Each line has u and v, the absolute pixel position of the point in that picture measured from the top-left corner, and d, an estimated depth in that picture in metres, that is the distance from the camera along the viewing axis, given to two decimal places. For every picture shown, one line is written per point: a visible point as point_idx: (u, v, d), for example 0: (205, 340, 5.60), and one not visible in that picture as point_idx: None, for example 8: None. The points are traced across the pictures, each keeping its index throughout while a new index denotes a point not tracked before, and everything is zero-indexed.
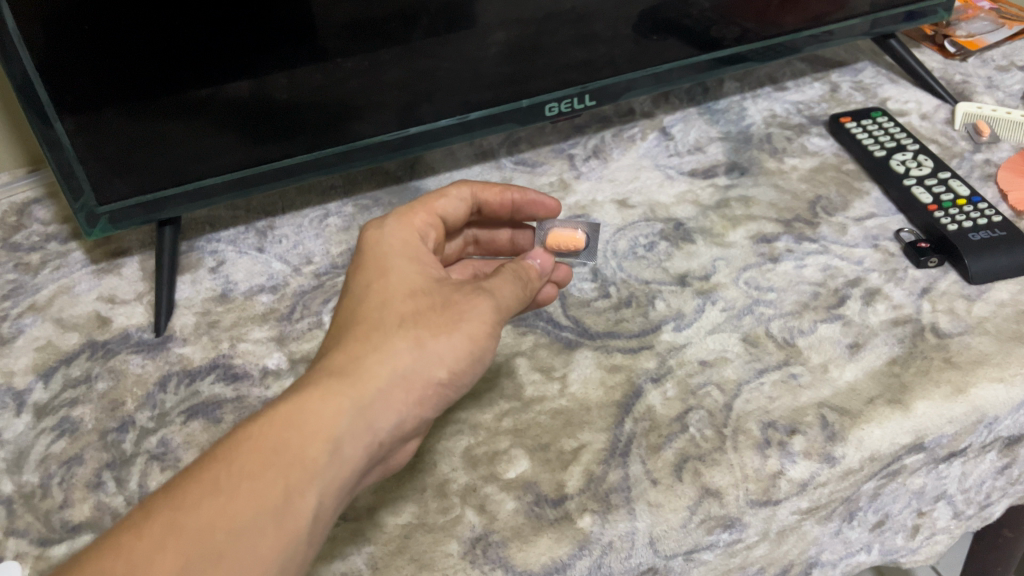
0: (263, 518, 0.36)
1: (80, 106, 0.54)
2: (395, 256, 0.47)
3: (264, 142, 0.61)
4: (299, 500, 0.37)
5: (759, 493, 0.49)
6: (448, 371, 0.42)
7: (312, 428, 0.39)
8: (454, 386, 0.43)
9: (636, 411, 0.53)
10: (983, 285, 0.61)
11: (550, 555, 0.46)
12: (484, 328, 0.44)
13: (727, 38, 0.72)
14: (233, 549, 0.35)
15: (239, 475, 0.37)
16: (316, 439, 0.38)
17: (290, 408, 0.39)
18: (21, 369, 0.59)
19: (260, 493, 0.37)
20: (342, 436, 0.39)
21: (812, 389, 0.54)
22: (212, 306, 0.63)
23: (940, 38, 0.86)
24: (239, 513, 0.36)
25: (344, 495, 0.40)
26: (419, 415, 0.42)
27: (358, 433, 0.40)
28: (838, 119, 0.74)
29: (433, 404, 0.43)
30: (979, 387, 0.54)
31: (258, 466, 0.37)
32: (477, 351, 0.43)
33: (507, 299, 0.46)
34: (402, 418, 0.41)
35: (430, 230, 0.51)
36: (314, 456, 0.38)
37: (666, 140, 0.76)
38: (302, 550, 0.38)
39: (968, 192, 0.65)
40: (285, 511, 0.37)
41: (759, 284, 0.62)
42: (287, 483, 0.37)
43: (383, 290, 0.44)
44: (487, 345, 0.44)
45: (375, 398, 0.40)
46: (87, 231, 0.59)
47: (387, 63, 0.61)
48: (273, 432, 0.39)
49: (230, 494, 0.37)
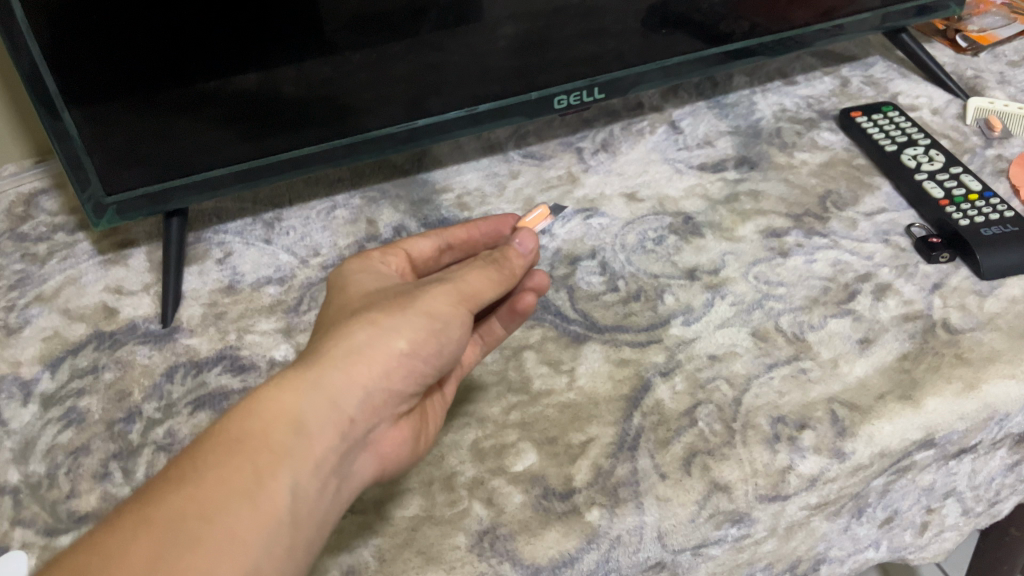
0: (236, 502, 0.35)
1: (88, 98, 0.54)
2: (353, 272, 0.48)
3: (272, 134, 0.61)
4: (270, 482, 0.36)
5: (768, 489, 0.49)
6: (410, 341, 0.41)
7: (275, 412, 0.38)
8: (422, 360, 0.42)
9: (644, 405, 0.53)
10: (994, 282, 0.60)
11: (558, 548, 0.46)
12: (443, 304, 0.43)
13: (737, 32, 0.71)
14: (208, 535, 0.34)
15: (206, 465, 0.36)
16: (280, 422, 0.38)
17: (251, 399, 0.39)
18: (28, 359, 0.59)
19: (228, 478, 0.36)
20: (307, 415, 0.38)
21: (821, 385, 0.53)
22: (219, 297, 0.63)
23: (952, 32, 0.85)
24: (209, 499, 0.35)
25: (324, 480, 0.38)
26: (390, 391, 0.41)
27: (323, 411, 0.39)
28: (849, 114, 0.74)
29: (404, 380, 0.41)
30: (990, 383, 0.53)
31: (223, 454, 0.36)
32: (439, 323, 0.42)
33: (470, 281, 0.45)
34: (370, 393, 0.40)
35: (392, 258, 0.51)
36: (279, 437, 0.37)
37: (674, 134, 0.76)
38: (283, 534, 0.36)
39: (980, 187, 0.64)
40: (257, 494, 0.36)
41: (768, 279, 0.61)
42: (255, 468, 0.36)
43: (342, 299, 0.45)
44: (448, 318, 0.43)
45: (337, 377, 0.39)
46: (94, 222, 0.59)
47: (396, 56, 0.61)
48: (237, 423, 0.38)
49: (197, 483, 0.35)
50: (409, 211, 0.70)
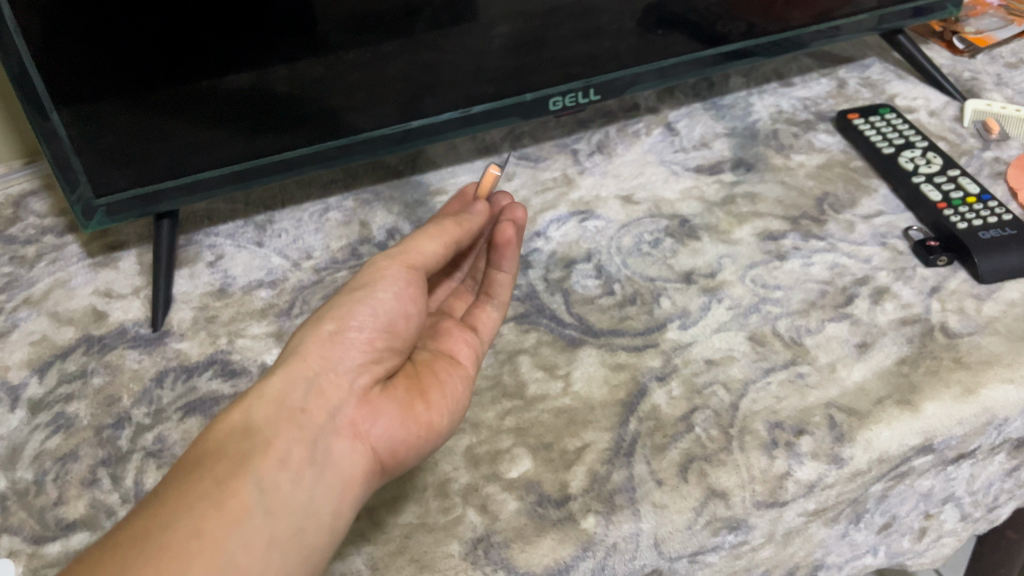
0: (198, 505, 0.37)
1: (78, 98, 0.53)
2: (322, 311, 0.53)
3: (264, 134, 0.60)
4: (230, 483, 0.38)
5: (765, 495, 0.49)
6: (337, 320, 0.44)
7: (228, 426, 0.40)
8: (358, 330, 0.44)
9: (640, 410, 0.52)
10: (993, 285, 0.60)
11: (553, 556, 0.45)
12: (367, 276, 0.46)
13: (733, 33, 0.71)
14: (172, 541, 0.35)
15: (169, 484, 0.38)
16: (234, 432, 0.40)
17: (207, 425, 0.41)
18: (15, 363, 0.58)
19: (189, 487, 0.37)
20: (259, 419, 0.41)
21: (819, 389, 0.53)
22: (210, 301, 0.62)
23: (949, 34, 0.85)
24: (171, 509, 0.36)
25: (294, 469, 0.39)
26: (338, 370, 0.43)
27: (274, 410, 0.41)
28: (846, 115, 0.74)
29: (349, 355, 0.43)
30: (989, 388, 0.53)
31: (184, 471, 0.38)
32: (365, 293, 0.45)
33: (396, 250, 0.48)
34: (318, 379, 0.42)
35: None
36: (234, 443, 0.39)
37: (671, 136, 0.76)
38: (255, 527, 0.37)
39: (977, 190, 0.64)
40: (218, 495, 0.37)
41: (765, 282, 0.61)
42: (214, 473, 0.38)
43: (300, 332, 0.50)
44: (374, 284, 0.45)
45: (281, 377, 0.42)
46: (84, 224, 0.58)
47: (390, 55, 0.60)
48: (197, 446, 0.40)
49: (160, 500, 0.37)
50: (403, 214, 0.69)
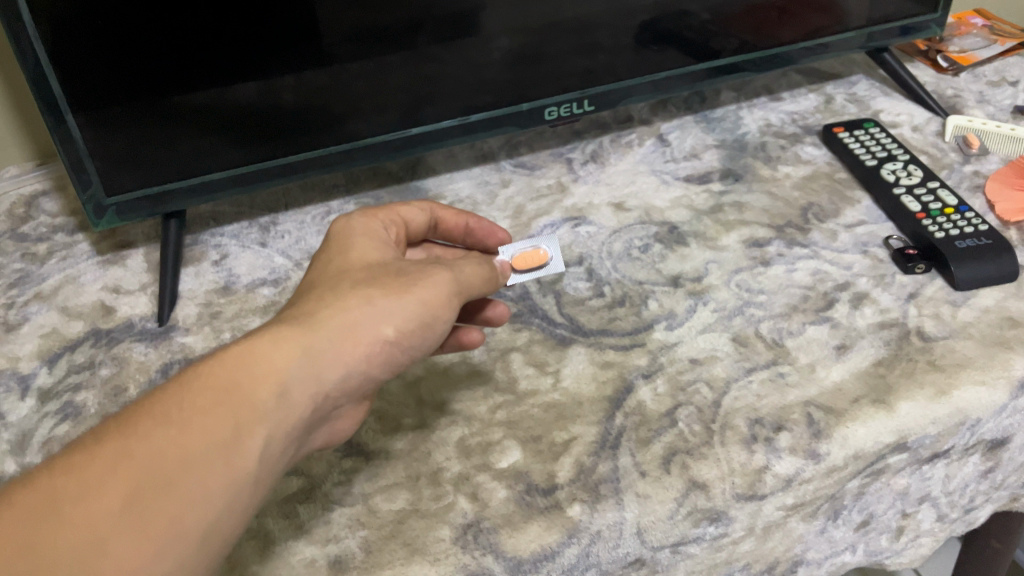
0: (212, 455, 0.37)
1: (92, 103, 0.56)
2: (358, 235, 0.48)
3: (270, 140, 0.62)
4: (245, 440, 0.38)
5: (745, 487, 0.50)
6: (398, 329, 0.42)
7: (263, 371, 0.39)
8: (403, 348, 0.43)
9: (626, 406, 0.54)
10: (968, 292, 0.62)
11: (539, 542, 0.47)
12: (438, 296, 0.45)
13: (725, 49, 0.74)
14: (183, 482, 0.36)
15: (192, 409, 0.38)
16: (266, 381, 0.39)
17: (241, 353, 0.40)
18: (26, 354, 0.61)
19: (210, 428, 0.37)
20: (291, 382, 0.40)
21: (799, 388, 0.55)
22: (215, 297, 0.64)
23: (933, 53, 0.88)
24: (190, 446, 0.36)
25: (290, 443, 0.40)
26: (369, 374, 0.43)
27: (307, 380, 0.40)
28: (832, 129, 0.76)
29: (384, 364, 0.43)
30: (961, 389, 0.55)
31: (209, 403, 0.38)
32: (430, 317, 0.44)
33: (468, 275, 0.48)
34: (351, 372, 0.42)
35: (391, 227, 0.53)
36: (263, 399, 0.39)
37: (662, 147, 0.78)
38: (247, 493, 0.38)
39: (956, 201, 0.66)
40: (231, 446, 0.37)
41: (750, 286, 0.63)
42: (235, 425, 0.38)
43: (342, 264, 0.46)
44: (441, 312, 0.44)
45: (325, 349, 0.41)
46: (95, 222, 0.61)
47: (392, 66, 0.63)
48: (225, 373, 0.39)
49: (180, 427, 0.37)
50: None
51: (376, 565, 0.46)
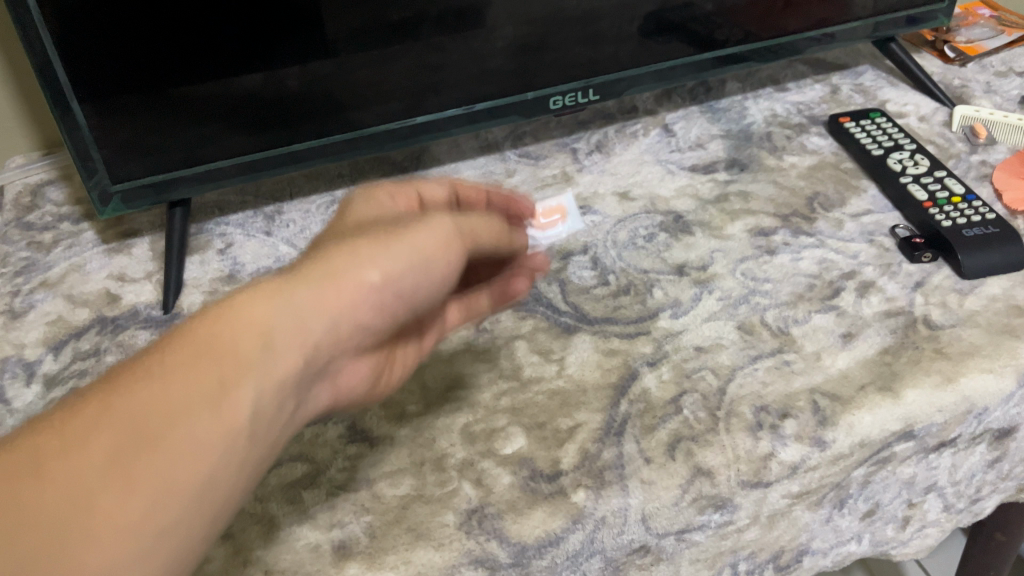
0: (197, 409, 0.34)
1: (98, 92, 0.56)
2: (359, 204, 0.47)
3: (276, 127, 0.62)
4: (234, 388, 0.35)
5: (750, 474, 0.50)
6: (385, 272, 0.40)
7: (247, 320, 0.36)
8: (395, 294, 0.41)
9: (631, 393, 0.54)
10: (975, 281, 0.62)
11: (544, 528, 0.47)
12: (433, 241, 0.42)
13: (731, 39, 0.73)
14: (170, 436, 0.33)
15: (174, 364, 0.35)
16: (251, 330, 0.36)
17: (225, 304, 0.37)
18: (32, 341, 0.61)
19: (192, 381, 0.35)
20: (278, 329, 0.37)
21: (804, 376, 0.55)
22: (220, 285, 0.64)
23: (940, 43, 0.88)
24: (172, 400, 0.34)
25: (284, 397, 0.38)
26: (360, 323, 0.40)
27: (294, 328, 0.37)
28: (838, 119, 0.76)
29: (377, 311, 0.41)
30: (968, 377, 0.55)
31: (190, 355, 0.35)
32: (423, 259, 0.42)
33: (471, 221, 0.46)
34: (340, 322, 0.39)
35: (404, 198, 0.50)
36: (248, 348, 0.36)
37: (667, 137, 0.78)
38: (239, 446, 0.35)
39: (963, 190, 0.66)
40: (219, 398, 0.35)
41: (755, 275, 0.63)
42: (218, 376, 0.35)
43: (337, 229, 0.45)
44: (433, 257, 0.42)
45: (309, 297, 0.38)
46: (100, 209, 0.61)
47: (398, 56, 0.63)
48: (207, 326, 0.36)
49: (163, 380, 0.34)
50: None
51: (381, 550, 0.46)
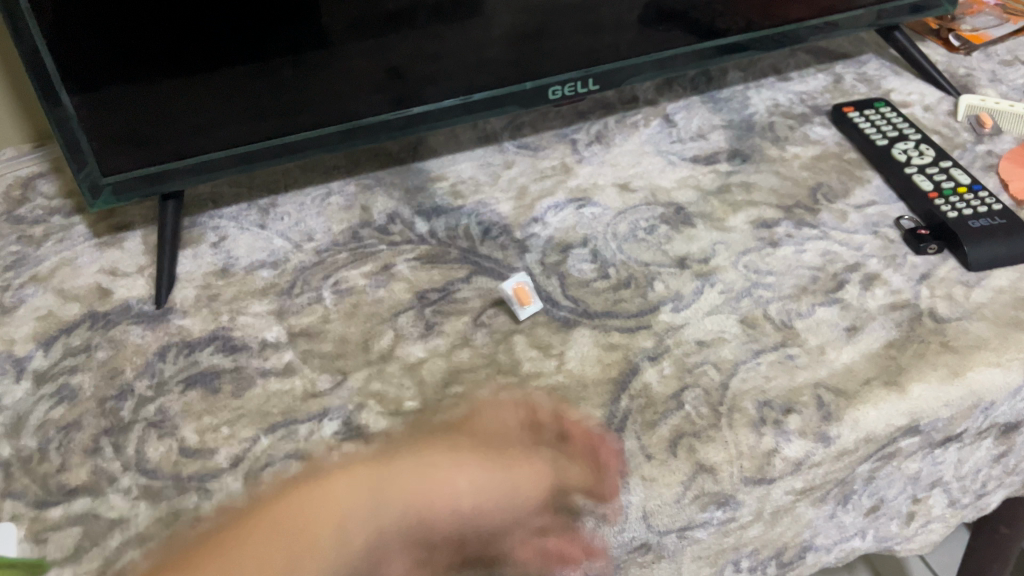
0: (283, 560, 0.40)
1: (87, 83, 0.55)
2: (486, 413, 0.51)
3: (270, 118, 0.61)
4: (310, 553, 0.41)
5: (753, 471, 0.49)
6: (471, 483, 0.45)
7: (328, 513, 0.43)
8: (473, 514, 0.45)
9: (632, 388, 0.53)
10: (982, 273, 0.61)
11: (543, 526, 0.46)
12: (523, 470, 0.47)
13: (732, 28, 0.72)
14: None
15: (267, 536, 0.42)
16: (332, 524, 0.42)
17: (328, 484, 0.45)
18: (21, 337, 0.60)
19: (275, 544, 0.41)
20: (352, 521, 0.43)
21: (808, 370, 0.54)
22: (213, 280, 0.63)
23: (944, 32, 0.86)
24: (266, 558, 0.41)
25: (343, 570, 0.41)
26: (429, 525, 0.44)
27: (371, 532, 0.42)
28: (841, 109, 0.75)
29: (452, 522, 0.44)
30: (975, 371, 0.54)
31: (278, 534, 0.42)
32: (509, 484, 0.46)
33: (567, 475, 0.47)
34: (410, 516, 0.43)
35: (515, 414, 0.51)
36: (326, 541, 0.41)
37: (668, 127, 0.77)
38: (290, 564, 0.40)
39: (969, 180, 0.65)
40: (289, 561, 0.40)
41: (757, 268, 0.62)
42: (297, 551, 0.41)
43: (424, 427, 0.51)
44: (522, 484, 0.46)
45: (406, 472, 0.46)
46: (91, 202, 0.59)
47: (394, 46, 0.62)
48: (296, 501, 0.45)
49: (253, 542, 0.42)
50: (404, 199, 0.70)
51: None
